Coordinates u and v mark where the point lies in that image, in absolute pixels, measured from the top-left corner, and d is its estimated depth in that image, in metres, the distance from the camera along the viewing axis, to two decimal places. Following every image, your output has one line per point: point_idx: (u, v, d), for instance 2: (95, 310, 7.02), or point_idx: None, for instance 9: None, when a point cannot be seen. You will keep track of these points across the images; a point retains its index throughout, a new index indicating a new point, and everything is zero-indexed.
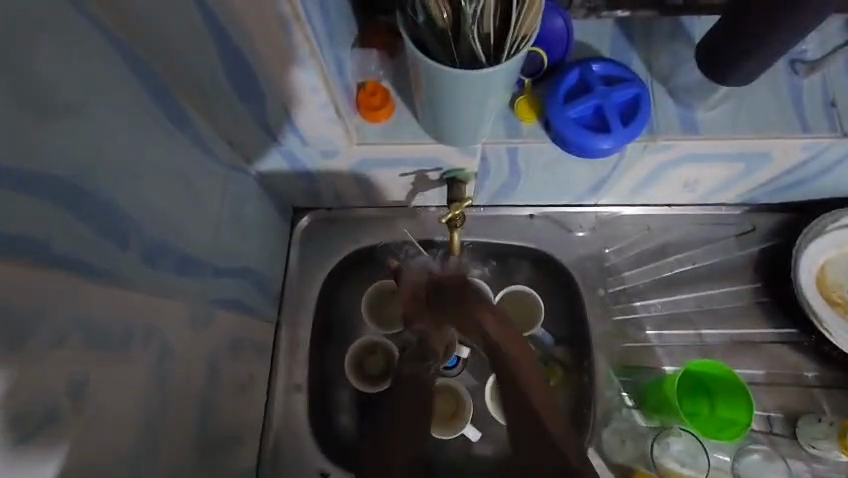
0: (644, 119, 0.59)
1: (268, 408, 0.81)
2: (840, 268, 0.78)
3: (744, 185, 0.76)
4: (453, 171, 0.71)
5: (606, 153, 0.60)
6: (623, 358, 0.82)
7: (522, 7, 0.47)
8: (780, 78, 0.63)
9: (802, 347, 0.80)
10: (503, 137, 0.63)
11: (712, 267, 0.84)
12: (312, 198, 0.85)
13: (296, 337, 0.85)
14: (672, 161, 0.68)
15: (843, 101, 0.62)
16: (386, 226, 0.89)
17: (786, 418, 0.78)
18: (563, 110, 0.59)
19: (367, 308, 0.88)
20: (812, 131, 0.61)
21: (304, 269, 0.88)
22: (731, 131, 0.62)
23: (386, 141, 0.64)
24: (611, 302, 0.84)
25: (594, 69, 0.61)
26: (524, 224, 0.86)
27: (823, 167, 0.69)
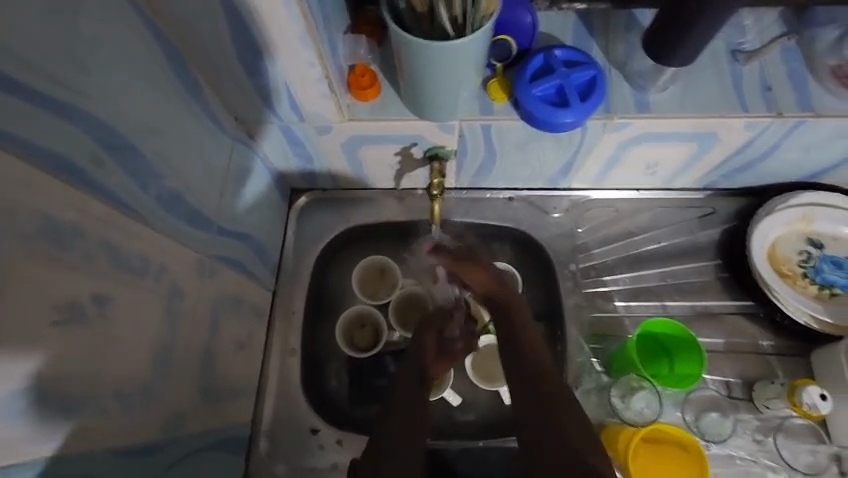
0: (601, 97, 0.67)
1: (264, 370, 0.87)
2: (788, 243, 0.85)
3: (700, 167, 0.83)
4: (435, 148, 0.79)
5: (568, 127, 0.68)
6: (594, 327, 0.88)
7: None
8: (723, 65, 0.71)
9: (757, 318, 0.87)
10: (476, 114, 0.71)
11: (676, 246, 0.91)
12: (308, 178, 0.93)
13: (292, 306, 0.92)
14: (630, 141, 0.76)
15: (779, 86, 0.70)
16: (376, 206, 0.97)
17: (744, 382, 0.84)
18: (528, 89, 0.67)
19: (357, 280, 0.95)
20: (750, 111, 0.69)
21: (299, 245, 0.95)
22: (679, 110, 0.69)
23: (375, 117, 0.72)
24: (582, 277, 0.91)
25: (557, 55, 0.69)
26: (504, 205, 0.93)
27: (768, 149, 0.77)
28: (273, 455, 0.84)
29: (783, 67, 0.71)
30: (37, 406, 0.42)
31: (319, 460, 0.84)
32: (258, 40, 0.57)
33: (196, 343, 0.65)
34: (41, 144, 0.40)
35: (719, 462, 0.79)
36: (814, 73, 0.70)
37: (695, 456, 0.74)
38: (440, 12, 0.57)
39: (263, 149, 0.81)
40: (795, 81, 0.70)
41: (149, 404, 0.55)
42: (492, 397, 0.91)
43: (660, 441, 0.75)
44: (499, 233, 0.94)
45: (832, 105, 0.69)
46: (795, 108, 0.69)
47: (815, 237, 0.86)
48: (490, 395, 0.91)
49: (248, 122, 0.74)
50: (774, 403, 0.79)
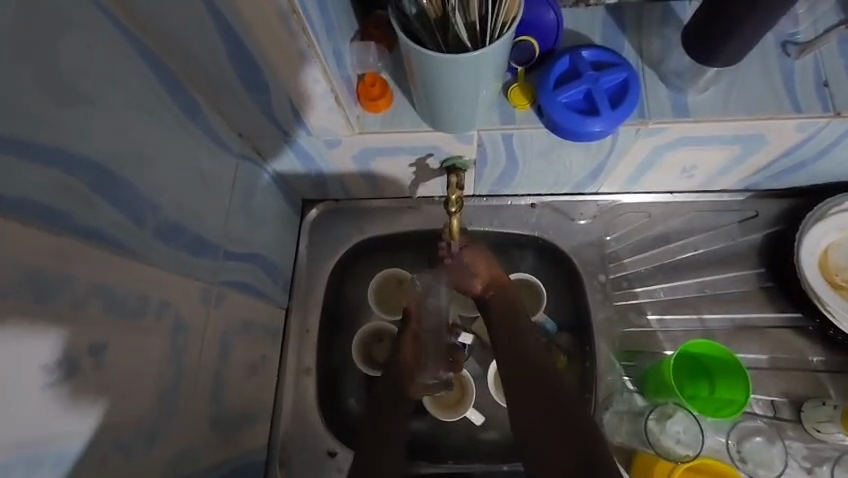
0: (634, 102, 0.60)
1: (279, 390, 0.85)
2: (841, 250, 0.78)
3: (742, 169, 0.76)
4: (452, 159, 0.74)
5: (598, 136, 0.61)
6: (624, 343, 0.83)
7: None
8: (771, 60, 0.64)
9: (805, 331, 0.80)
10: (497, 123, 0.65)
11: (713, 253, 0.85)
12: (320, 190, 0.89)
13: (306, 323, 0.89)
14: (666, 146, 0.69)
15: (837, 81, 0.62)
16: (392, 216, 0.93)
17: (791, 402, 0.77)
18: (553, 95, 0.61)
19: (374, 294, 0.91)
20: (804, 110, 0.61)
21: (313, 258, 0.92)
22: (721, 112, 0.63)
23: (387, 129, 0.67)
24: (611, 289, 0.85)
25: (585, 55, 0.62)
26: (526, 212, 0.88)
27: (821, 149, 0.69)
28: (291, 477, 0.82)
29: (842, 60, 0.63)
30: (32, 471, 0.39)
31: None
32: (256, 58, 0.53)
33: (204, 375, 0.62)
34: (22, 193, 0.37)
35: None
36: None
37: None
38: (458, 19, 0.51)
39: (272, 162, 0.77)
40: None
41: (153, 448, 0.53)
42: None
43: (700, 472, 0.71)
44: (521, 244, 0.89)
45: None
46: None
47: None
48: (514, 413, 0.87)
49: (254, 138, 0.70)
50: (824, 428, 0.74)
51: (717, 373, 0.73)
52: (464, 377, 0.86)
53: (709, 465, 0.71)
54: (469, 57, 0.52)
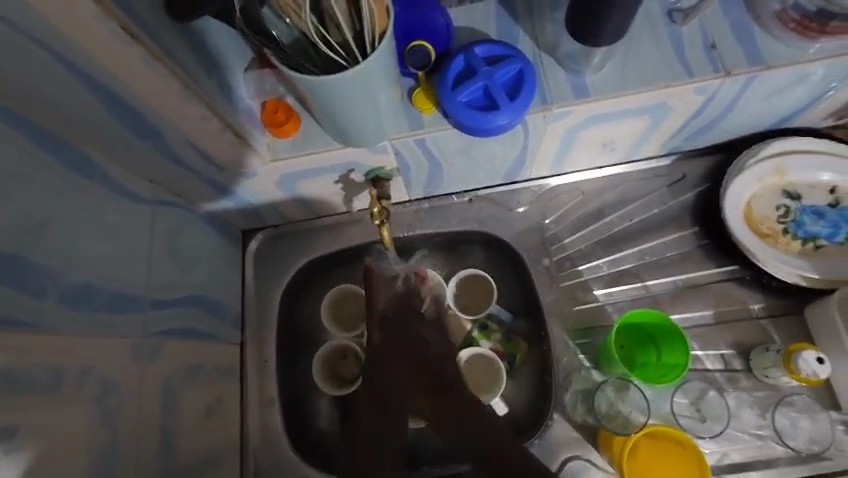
0: (530, 91, 0.61)
1: (244, 425, 0.85)
2: (763, 202, 0.79)
3: (658, 136, 0.78)
4: (375, 171, 0.74)
5: (505, 128, 0.62)
6: (575, 321, 0.84)
7: (369, 12, 0.50)
8: (660, 29, 0.65)
9: (744, 281, 0.82)
10: (405, 130, 0.66)
11: (649, 219, 0.87)
12: (255, 219, 0.88)
13: (263, 354, 0.88)
14: (577, 126, 0.70)
15: (724, 42, 0.63)
16: (334, 233, 0.92)
17: (740, 352, 0.79)
18: (452, 96, 0.61)
19: (326, 315, 0.90)
20: (697, 75, 0.63)
21: (261, 289, 0.91)
22: (618, 87, 0.64)
23: (297, 153, 0.67)
24: (556, 271, 0.86)
25: (477, 52, 0.63)
26: (463, 209, 0.89)
27: (722, 108, 0.71)
28: None
29: (725, 20, 0.64)
30: None
31: None
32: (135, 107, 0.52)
33: (148, 430, 0.62)
34: None
35: (722, 438, 0.75)
36: (759, 20, 0.63)
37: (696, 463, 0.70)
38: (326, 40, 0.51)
39: (196, 202, 0.76)
40: (741, 35, 0.64)
41: None
42: None
43: (660, 438, 0.72)
44: (464, 240, 0.89)
45: (783, 54, 0.63)
46: (744, 62, 0.63)
47: (792, 189, 0.79)
48: None
49: (167, 182, 0.69)
50: (769, 373, 0.76)
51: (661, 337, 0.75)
52: None
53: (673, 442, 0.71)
54: (347, 77, 0.52)
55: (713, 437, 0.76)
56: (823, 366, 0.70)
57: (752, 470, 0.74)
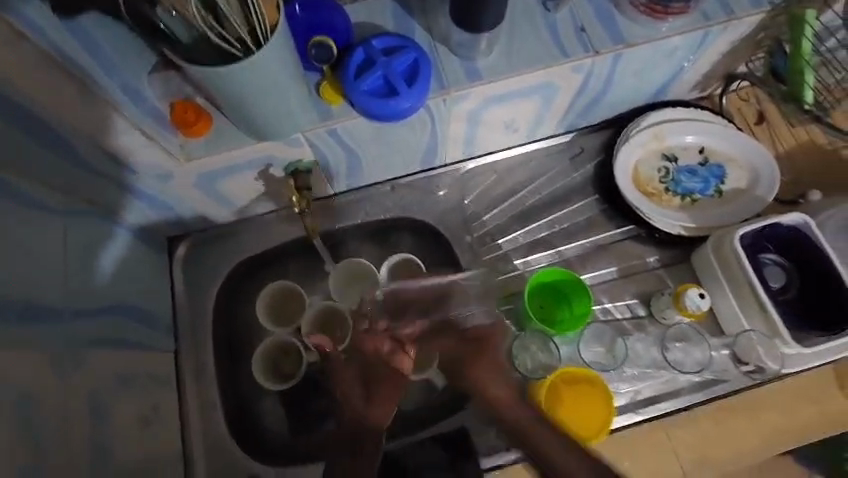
0: (426, 77, 0.67)
1: (186, 431, 0.84)
2: (646, 166, 0.90)
3: (553, 115, 0.87)
4: (293, 164, 0.77)
5: (409, 112, 0.67)
6: (498, 290, 0.91)
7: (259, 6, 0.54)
8: (536, 17, 0.73)
9: (639, 238, 0.92)
10: (317, 122, 0.70)
11: (556, 191, 0.95)
12: (179, 225, 0.88)
13: (200, 359, 0.88)
14: (476, 109, 0.77)
15: (590, 25, 0.73)
16: (262, 232, 0.94)
17: (643, 300, 0.88)
18: (355, 86, 0.66)
19: (263, 312, 0.91)
20: (570, 56, 0.72)
21: (191, 295, 0.90)
22: (505, 70, 0.71)
23: (210, 152, 0.69)
24: (478, 246, 0.93)
25: (375, 44, 0.68)
26: (386, 197, 0.94)
27: (600, 86, 0.81)
28: None
29: (590, 7, 0.73)
30: None
31: None
32: None
33: (77, 439, 0.61)
34: None
35: (632, 379, 0.84)
36: (617, 6, 0.73)
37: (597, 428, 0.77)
38: (220, 33, 0.54)
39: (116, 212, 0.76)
40: (604, 19, 0.73)
41: None
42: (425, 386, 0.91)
43: (576, 383, 0.80)
44: (392, 226, 0.94)
45: (639, 35, 0.73)
46: (608, 43, 0.72)
47: (670, 152, 0.90)
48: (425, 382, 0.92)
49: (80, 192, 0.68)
50: (667, 315, 0.84)
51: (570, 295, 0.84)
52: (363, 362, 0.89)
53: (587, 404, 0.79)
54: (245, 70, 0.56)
55: (623, 379, 0.84)
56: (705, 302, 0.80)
57: (661, 401, 0.83)
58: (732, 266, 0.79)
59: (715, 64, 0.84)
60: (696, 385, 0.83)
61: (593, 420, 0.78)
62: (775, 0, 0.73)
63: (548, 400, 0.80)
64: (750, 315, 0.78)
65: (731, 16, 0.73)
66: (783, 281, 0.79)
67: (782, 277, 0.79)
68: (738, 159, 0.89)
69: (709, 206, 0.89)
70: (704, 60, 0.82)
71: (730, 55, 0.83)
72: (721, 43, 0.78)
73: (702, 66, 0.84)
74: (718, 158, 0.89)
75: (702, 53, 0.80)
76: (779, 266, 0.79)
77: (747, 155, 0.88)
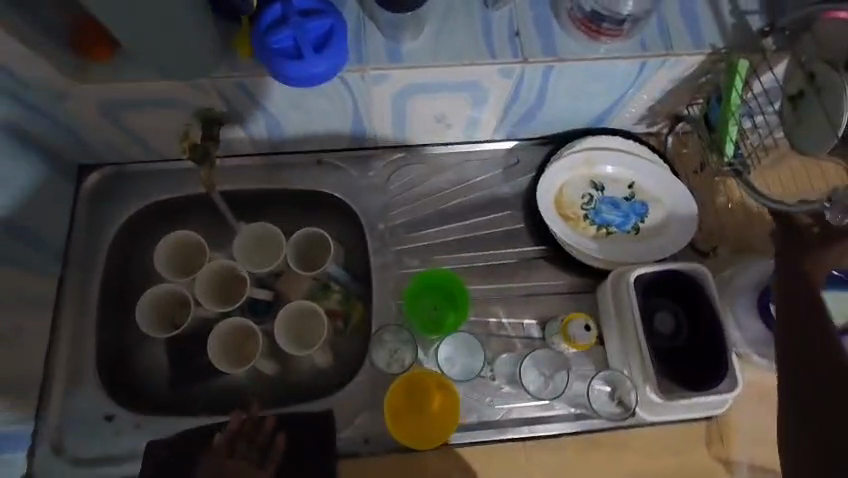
0: (340, 47, 0.65)
1: (50, 359, 0.82)
2: (572, 190, 0.89)
3: (487, 119, 0.85)
4: (205, 111, 0.75)
5: (325, 79, 0.65)
6: (400, 284, 0.88)
7: None
8: (473, 12, 0.71)
9: (551, 260, 0.89)
10: (226, 72, 0.69)
11: (483, 197, 0.92)
12: (88, 152, 0.86)
13: (84, 290, 0.86)
14: (399, 94, 0.75)
15: (526, 31, 0.71)
16: (177, 178, 0.91)
17: (540, 323, 0.86)
18: (266, 43, 0.64)
19: (161, 258, 0.87)
20: (498, 58, 0.70)
21: (90, 225, 0.88)
22: (430, 57, 0.69)
23: (113, 78, 0.69)
24: (389, 236, 0.90)
25: (294, 4, 0.65)
26: (309, 168, 0.91)
27: (535, 97, 0.79)
28: (63, 446, 0.79)
29: (530, 13, 0.72)
30: None
31: (117, 446, 0.80)
32: None
33: None
34: None
35: (508, 396, 0.82)
36: (557, 17, 0.71)
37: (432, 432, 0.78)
38: None
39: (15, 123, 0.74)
40: (541, 28, 0.71)
41: None
42: (306, 363, 0.91)
43: (440, 389, 0.80)
44: (313, 199, 0.93)
45: (574, 51, 0.71)
46: (540, 53, 0.70)
47: (598, 180, 0.89)
48: (308, 360, 0.90)
49: None
50: (553, 341, 0.84)
51: (455, 303, 0.86)
52: (248, 325, 0.87)
53: (434, 410, 0.79)
54: None
55: (501, 395, 0.82)
56: (584, 332, 0.83)
57: (533, 423, 0.81)
58: (624, 305, 0.78)
59: (658, 100, 0.82)
60: (570, 416, 0.81)
61: (435, 421, 0.79)
62: (717, 45, 0.72)
63: (408, 389, 0.80)
64: (635, 358, 0.77)
65: (669, 51, 0.71)
66: (673, 328, 0.78)
67: (672, 324, 0.78)
68: (662, 202, 0.88)
69: (623, 241, 0.87)
70: (644, 94, 0.80)
71: (674, 93, 0.81)
72: (663, 79, 0.76)
73: (643, 99, 0.82)
74: (643, 197, 0.89)
75: (642, 86, 0.78)
76: (672, 315, 0.78)
77: (671, 199, 0.88)
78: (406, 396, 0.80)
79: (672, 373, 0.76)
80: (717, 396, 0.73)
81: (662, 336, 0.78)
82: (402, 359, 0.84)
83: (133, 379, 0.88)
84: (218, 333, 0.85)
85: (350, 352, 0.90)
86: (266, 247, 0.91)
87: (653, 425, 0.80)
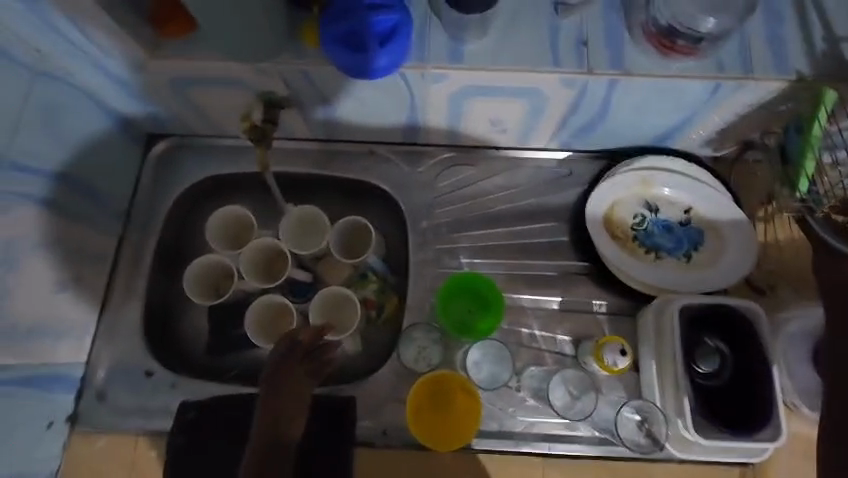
0: (402, 43, 0.67)
1: (104, 311, 0.88)
2: (624, 209, 0.86)
3: (543, 127, 0.83)
4: (268, 94, 0.78)
5: (385, 72, 0.67)
6: (435, 283, 0.88)
7: None
8: (541, 19, 0.69)
9: (593, 277, 0.86)
10: (291, 59, 0.71)
11: (530, 205, 0.90)
12: (158, 122, 0.91)
13: (141, 252, 0.91)
14: (457, 94, 0.75)
15: (594, 41, 0.69)
16: (235, 155, 0.95)
17: (574, 340, 0.84)
18: (331, 32, 0.65)
19: (212, 231, 0.91)
20: (561, 67, 0.68)
21: (152, 191, 0.94)
22: (491, 61, 0.68)
23: (186, 55, 0.73)
24: (431, 234, 0.90)
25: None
26: (360, 158, 0.93)
27: (596, 110, 0.76)
28: (105, 393, 0.85)
29: (601, 24, 0.69)
30: None
31: (152, 402, 0.85)
32: None
33: None
34: None
35: (532, 410, 0.81)
36: (629, 29, 0.69)
37: (451, 434, 0.78)
38: None
39: (99, 92, 0.80)
40: (611, 40, 0.69)
41: None
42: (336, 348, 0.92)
43: (465, 393, 0.80)
44: (360, 190, 0.94)
45: (643, 67, 0.68)
46: (606, 65, 0.68)
47: (653, 202, 0.86)
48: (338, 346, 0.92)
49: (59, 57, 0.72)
50: (586, 361, 0.82)
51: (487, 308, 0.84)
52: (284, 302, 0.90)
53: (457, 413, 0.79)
54: None
55: (524, 408, 0.81)
56: (620, 359, 0.79)
57: (554, 442, 0.79)
58: (664, 335, 0.75)
59: (730, 124, 0.78)
60: (594, 439, 0.79)
61: (454, 422, 0.79)
62: (802, 71, 0.67)
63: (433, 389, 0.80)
64: (671, 392, 0.73)
65: (747, 74, 0.67)
66: (717, 370, 0.73)
67: (718, 366, 0.73)
68: (720, 231, 0.84)
69: (672, 268, 0.84)
70: (715, 117, 0.76)
71: (748, 118, 0.76)
72: (737, 103, 0.72)
73: (712, 123, 0.78)
74: (699, 223, 0.85)
75: (713, 109, 0.74)
76: (719, 355, 0.73)
77: (731, 230, 0.83)
78: (431, 395, 0.80)
79: (710, 409, 0.71)
80: (756, 445, 0.68)
81: (704, 377, 0.73)
82: (430, 356, 0.84)
83: (175, 341, 0.93)
84: (253, 309, 0.89)
85: (379, 344, 0.91)
86: (311, 231, 0.93)
87: (682, 462, 0.76)
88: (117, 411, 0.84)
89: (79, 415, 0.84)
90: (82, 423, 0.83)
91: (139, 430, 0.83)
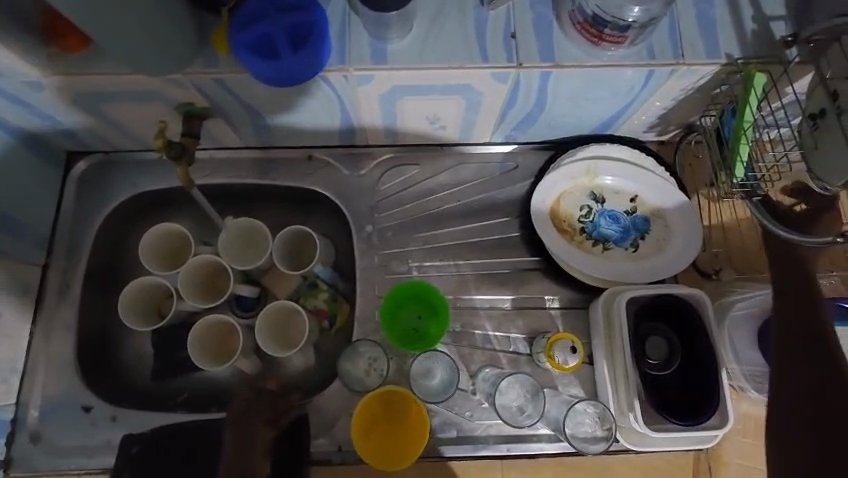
0: (321, 44, 0.62)
1: (32, 347, 0.82)
2: (569, 200, 0.85)
3: (483, 122, 0.80)
4: (187, 105, 0.73)
5: (305, 77, 0.62)
6: (384, 289, 0.85)
7: None
8: (467, 11, 0.66)
9: (544, 272, 0.85)
10: (202, 69, 0.66)
11: (477, 202, 0.88)
12: (75, 140, 0.84)
13: (69, 280, 0.85)
14: (387, 94, 0.71)
15: (523, 33, 0.66)
16: (164, 169, 0.89)
17: (527, 338, 0.83)
18: (240, 39, 0.60)
19: (147, 248, 0.85)
20: (491, 61, 0.65)
21: (77, 215, 0.87)
22: (418, 58, 0.65)
23: (88, 69, 0.66)
24: (377, 240, 0.87)
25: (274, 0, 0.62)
26: (297, 164, 0.88)
27: (533, 103, 0.74)
28: (41, 433, 0.80)
29: (529, 14, 0.66)
30: None
31: (92, 438, 0.80)
32: None
33: None
34: None
35: (488, 413, 0.80)
36: (559, 18, 0.66)
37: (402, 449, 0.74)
38: None
39: None
40: (541, 31, 0.66)
41: None
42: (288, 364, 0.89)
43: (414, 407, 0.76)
44: (301, 197, 0.90)
45: (574, 58, 0.65)
46: (537, 57, 0.65)
47: (598, 191, 0.85)
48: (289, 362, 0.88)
49: None
50: (540, 358, 0.81)
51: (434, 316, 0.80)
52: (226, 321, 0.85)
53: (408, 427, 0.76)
54: None
55: (481, 410, 0.80)
56: (571, 355, 0.78)
57: (511, 443, 0.78)
58: (613, 326, 0.75)
59: (669, 109, 0.76)
60: (551, 437, 0.78)
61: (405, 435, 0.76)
62: (734, 54, 0.65)
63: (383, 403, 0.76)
64: (621, 385, 0.73)
65: (680, 60, 0.65)
66: (663, 357, 0.73)
67: (664, 353, 0.73)
68: (667, 216, 0.83)
69: (621, 258, 0.83)
70: (653, 103, 0.75)
71: (685, 102, 0.75)
72: (673, 88, 0.71)
73: (651, 109, 0.76)
74: (646, 210, 0.84)
75: (649, 95, 0.73)
76: (665, 342, 0.74)
77: (677, 214, 0.83)
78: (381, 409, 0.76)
79: (661, 398, 0.71)
80: (706, 431, 0.68)
81: (654, 365, 0.73)
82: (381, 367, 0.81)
83: (116, 370, 0.88)
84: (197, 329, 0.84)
85: (332, 356, 0.88)
86: (252, 243, 0.89)
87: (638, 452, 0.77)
88: (54, 451, 0.79)
89: (12, 460, 0.78)
90: (17, 467, 0.78)
91: (80, 470, 0.78)
